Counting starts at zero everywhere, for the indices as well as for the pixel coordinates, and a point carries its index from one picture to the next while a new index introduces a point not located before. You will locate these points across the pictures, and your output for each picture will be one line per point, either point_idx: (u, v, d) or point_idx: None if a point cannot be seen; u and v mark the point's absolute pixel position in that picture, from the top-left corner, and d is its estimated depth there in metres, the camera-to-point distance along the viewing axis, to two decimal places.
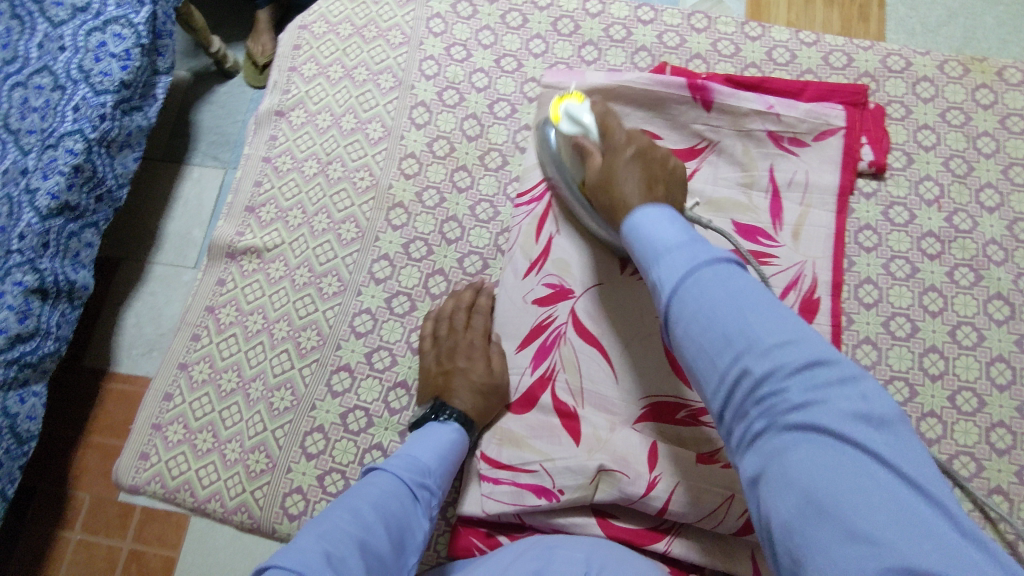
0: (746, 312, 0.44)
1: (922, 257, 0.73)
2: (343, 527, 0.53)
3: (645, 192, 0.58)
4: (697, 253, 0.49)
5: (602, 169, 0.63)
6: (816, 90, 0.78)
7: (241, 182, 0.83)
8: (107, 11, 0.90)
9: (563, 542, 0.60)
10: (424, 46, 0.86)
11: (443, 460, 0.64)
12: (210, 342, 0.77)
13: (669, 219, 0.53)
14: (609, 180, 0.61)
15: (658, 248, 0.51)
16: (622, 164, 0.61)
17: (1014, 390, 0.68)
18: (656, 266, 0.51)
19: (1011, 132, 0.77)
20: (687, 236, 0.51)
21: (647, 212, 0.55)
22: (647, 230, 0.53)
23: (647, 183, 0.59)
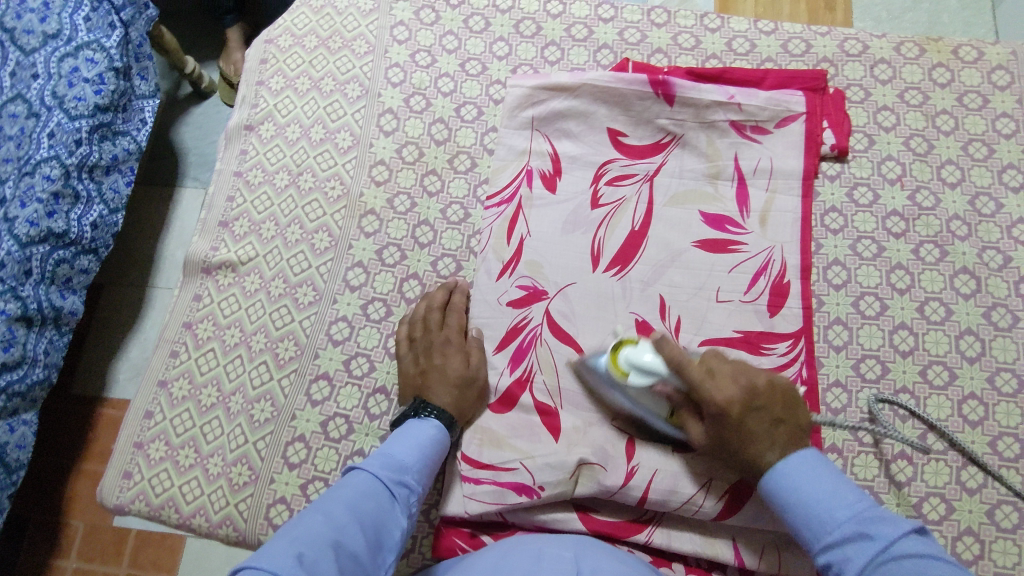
0: (921, 572, 0.48)
1: (888, 236, 0.74)
2: (315, 529, 0.52)
3: (779, 439, 0.59)
4: (867, 531, 0.51)
5: (710, 442, 0.62)
6: (776, 78, 0.79)
7: (213, 198, 0.83)
8: (78, 36, 0.90)
9: (551, 544, 0.59)
10: (389, 54, 0.87)
11: (420, 457, 0.64)
12: (188, 358, 0.77)
13: (821, 474, 0.56)
14: (738, 446, 0.60)
15: (816, 522, 0.54)
16: (759, 426, 0.60)
17: (983, 361, 0.69)
18: (820, 548, 0.53)
19: (969, 108, 0.79)
20: (851, 511, 0.53)
21: (797, 469, 0.57)
22: (797, 489, 0.56)
23: (774, 421, 0.60)
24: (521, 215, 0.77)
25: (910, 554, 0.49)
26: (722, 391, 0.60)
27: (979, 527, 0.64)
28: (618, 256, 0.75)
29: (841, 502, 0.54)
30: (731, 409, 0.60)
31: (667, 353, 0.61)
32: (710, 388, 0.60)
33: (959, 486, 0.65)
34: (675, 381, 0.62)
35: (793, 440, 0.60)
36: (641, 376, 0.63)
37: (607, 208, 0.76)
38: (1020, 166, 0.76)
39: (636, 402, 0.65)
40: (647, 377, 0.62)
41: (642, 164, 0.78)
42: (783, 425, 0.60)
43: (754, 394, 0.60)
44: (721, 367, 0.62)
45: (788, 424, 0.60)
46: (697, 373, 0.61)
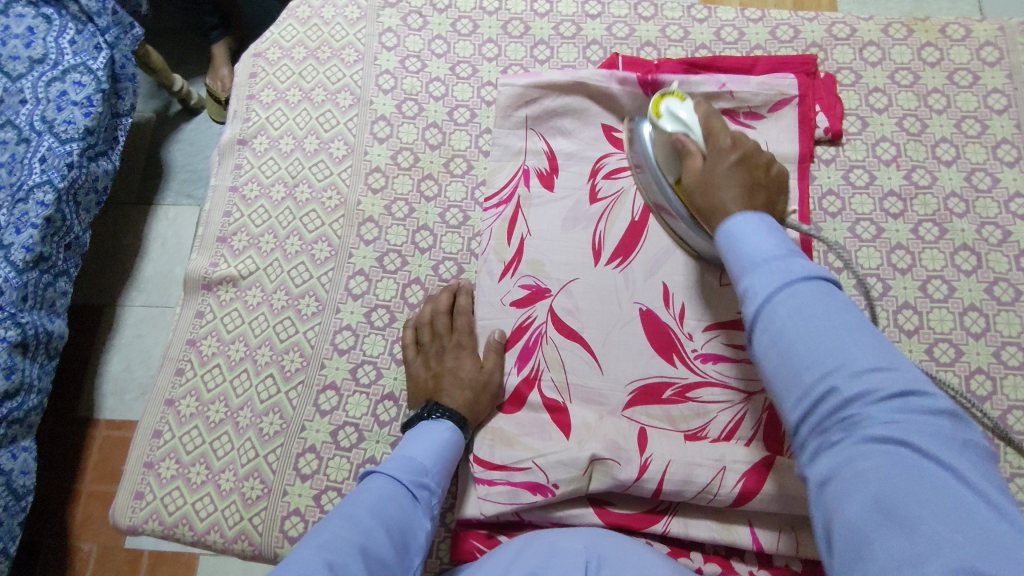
0: (833, 330, 0.44)
1: (886, 217, 0.74)
2: (342, 535, 0.53)
3: (746, 195, 0.61)
4: (789, 263, 0.49)
5: (699, 170, 0.65)
6: (767, 65, 0.79)
7: (210, 214, 0.83)
8: (65, 60, 0.90)
9: (563, 536, 0.59)
10: (378, 61, 0.87)
11: (439, 459, 0.64)
12: (194, 375, 0.77)
13: (766, 229, 0.53)
14: (710, 181, 0.63)
15: (748, 259, 0.51)
16: (725, 168, 0.63)
17: (988, 336, 0.69)
18: (748, 275, 0.50)
19: (960, 86, 0.79)
20: (774, 249, 0.51)
21: (745, 228, 0.54)
22: (738, 244, 0.53)
23: (745, 184, 0.62)
24: (520, 215, 0.77)
25: (831, 301, 0.46)
26: (730, 134, 0.66)
27: None
28: (620, 248, 0.75)
29: (843, 347, 0.43)
30: (738, 142, 0.66)
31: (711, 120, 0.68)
32: (721, 133, 0.66)
33: None
34: (701, 141, 0.68)
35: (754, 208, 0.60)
36: (674, 122, 0.69)
37: (605, 202, 0.77)
38: (1014, 141, 0.76)
39: (657, 165, 0.72)
40: (676, 124, 0.69)
41: None
42: (764, 192, 0.63)
43: (756, 169, 0.64)
44: (725, 139, 0.66)
45: (768, 191, 0.63)
46: (722, 138, 0.66)
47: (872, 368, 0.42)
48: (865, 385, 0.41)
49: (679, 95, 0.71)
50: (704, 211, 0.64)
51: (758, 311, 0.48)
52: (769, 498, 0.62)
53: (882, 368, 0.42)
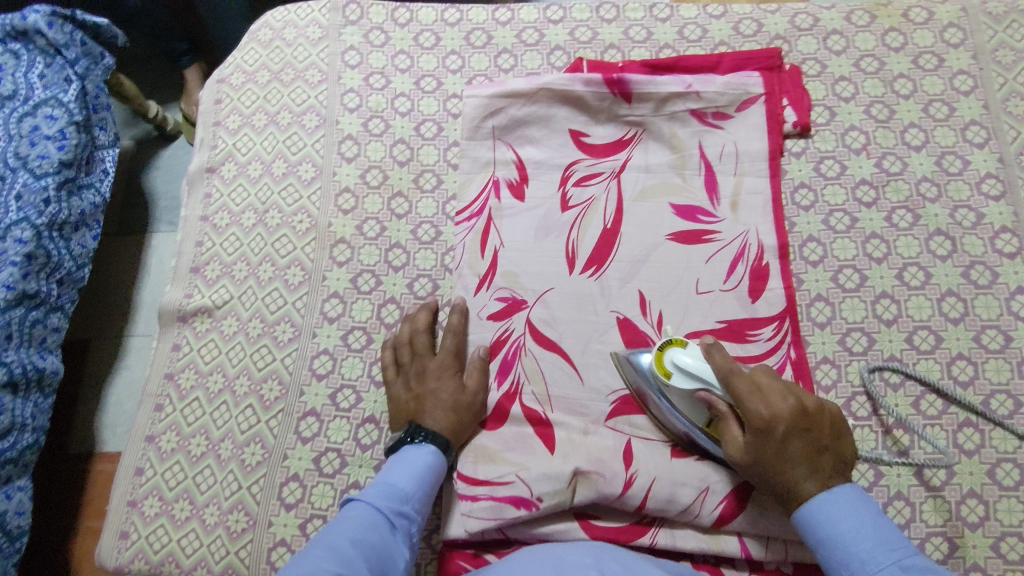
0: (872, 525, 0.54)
1: (859, 207, 0.74)
2: (320, 567, 0.52)
3: (810, 461, 0.57)
4: (898, 559, 0.51)
5: (746, 458, 0.59)
6: (731, 62, 0.79)
7: (181, 245, 0.82)
8: (35, 95, 0.92)
9: (567, 551, 0.59)
10: (342, 80, 0.86)
11: (419, 484, 0.63)
12: (174, 410, 0.76)
13: (855, 503, 0.55)
14: (777, 458, 0.58)
15: (844, 545, 0.53)
16: (790, 449, 0.58)
17: (967, 321, 0.69)
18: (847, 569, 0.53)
19: (925, 69, 0.78)
20: (878, 540, 0.53)
21: (832, 501, 0.56)
22: (826, 510, 0.55)
23: (810, 458, 0.57)
24: (492, 227, 0.76)
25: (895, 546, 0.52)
26: (763, 400, 0.59)
27: (981, 488, 0.63)
28: (594, 256, 0.74)
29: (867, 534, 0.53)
30: (776, 425, 0.58)
31: (718, 360, 0.61)
32: (753, 404, 0.59)
33: (958, 449, 0.65)
34: (725, 399, 0.61)
35: (820, 468, 0.57)
36: (686, 377, 0.63)
37: (577, 210, 0.76)
38: (983, 121, 0.75)
39: (659, 393, 0.65)
40: (691, 381, 0.62)
41: (608, 162, 0.77)
42: (824, 452, 0.58)
43: (803, 415, 0.58)
44: (741, 386, 0.60)
45: (830, 452, 0.58)
46: (745, 387, 0.60)
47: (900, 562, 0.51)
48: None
49: (678, 342, 0.65)
50: (770, 470, 0.58)
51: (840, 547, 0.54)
52: None
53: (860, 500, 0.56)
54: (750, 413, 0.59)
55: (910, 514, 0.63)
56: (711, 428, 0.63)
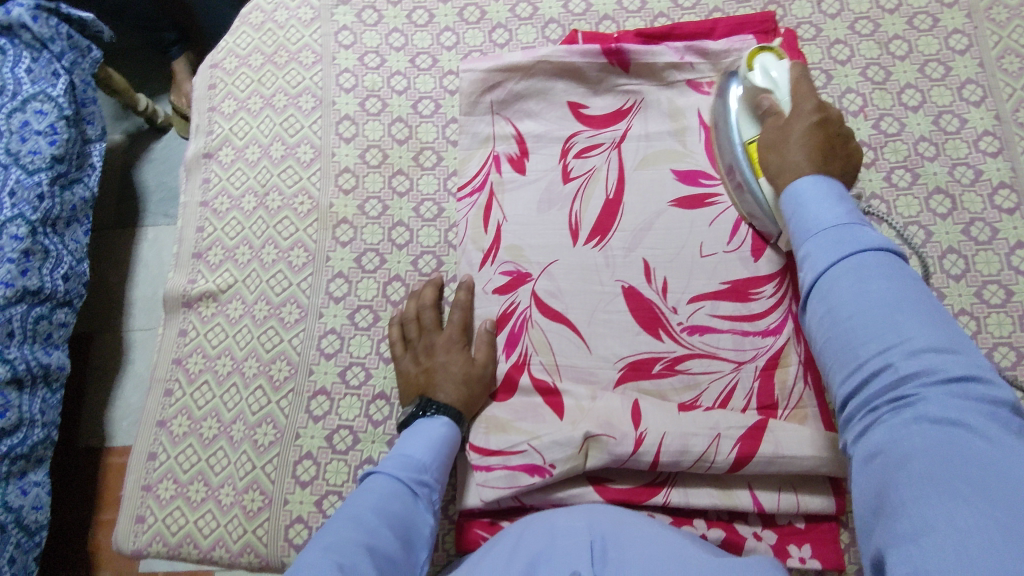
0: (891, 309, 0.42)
1: (859, 167, 0.74)
2: (347, 536, 0.53)
3: (814, 156, 0.57)
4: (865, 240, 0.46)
5: (769, 137, 0.63)
6: (726, 27, 0.79)
7: (182, 231, 0.82)
8: (23, 89, 0.89)
9: (561, 518, 0.59)
10: (337, 61, 0.86)
11: (437, 454, 0.64)
12: (184, 394, 0.76)
13: (836, 195, 0.51)
14: (783, 140, 0.61)
15: (811, 218, 0.51)
16: (802, 126, 0.60)
17: (969, 277, 0.69)
18: (806, 241, 0.50)
19: (920, 30, 0.79)
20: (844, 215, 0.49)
21: (814, 191, 0.52)
22: (798, 190, 0.54)
23: (817, 148, 0.58)
24: (494, 202, 0.77)
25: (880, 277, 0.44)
26: (815, 99, 0.62)
27: None
28: (597, 226, 0.74)
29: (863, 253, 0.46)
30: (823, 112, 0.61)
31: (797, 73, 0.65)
32: (800, 92, 0.63)
33: None
34: (781, 97, 0.64)
35: (825, 170, 0.57)
36: (767, 77, 0.66)
37: (579, 180, 0.76)
38: (979, 80, 0.76)
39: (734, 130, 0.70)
40: (763, 79, 0.66)
41: (607, 133, 0.78)
42: (834, 158, 0.58)
43: (841, 137, 0.59)
44: (807, 103, 0.62)
45: (845, 168, 0.58)
46: (806, 103, 0.62)
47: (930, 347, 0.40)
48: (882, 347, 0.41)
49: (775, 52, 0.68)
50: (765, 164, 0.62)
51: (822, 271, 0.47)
52: (765, 459, 0.62)
53: (943, 349, 0.40)
54: (800, 102, 0.62)
55: None
56: (751, 141, 0.68)
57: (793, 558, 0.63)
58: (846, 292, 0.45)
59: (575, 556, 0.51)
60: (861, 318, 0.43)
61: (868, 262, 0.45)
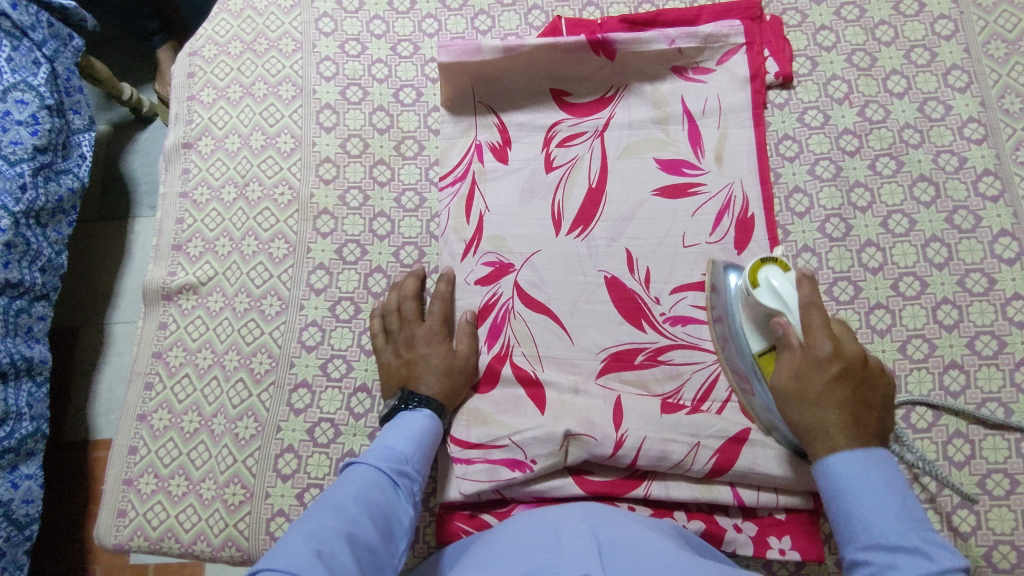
0: (895, 542, 0.49)
1: (843, 155, 0.74)
2: (328, 523, 0.51)
3: (846, 430, 0.56)
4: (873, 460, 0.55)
5: (790, 374, 0.59)
6: (711, 14, 0.78)
7: (162, 222, 0.81)
8: (4, 78, 0.87)
9: (565, 517, 0.58)
10: (317, 48, 0.84)
11: (418, 446, 0.63)
12: (164, 388, 0.75)
13: (874, 463, 0.54)
14: (799, 393, 0.59)
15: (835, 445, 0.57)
16: (820, 381, 0.58)
17: (952, 266, 0.69)
18: (839, 500, 0.54)
19: (906, 15, 0.78)
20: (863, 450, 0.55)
21: (859, 459, 0.54)
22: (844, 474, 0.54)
23: (846, 414, 0.57)
24: (476, 191, 0.76)
25: (902, 533, 0.49)
26: (828, 336, 0.58)
27: (967, 428, 0.64)
28: (580, 216, 0.74)
29: (885, 523, 0.50)
30: (841, 355, 0.58)
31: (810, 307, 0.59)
32: (817, 338, 0.58)
33: (944, 391, 0.66)
34: (795, 326, 0.60)
35: (849, 421, 0.56)
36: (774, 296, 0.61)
37: (561, 170, 0.75)
38: (964, 66, 0.75)
39: (739, 329, 0.65)
40: (774, 299, 0.61)
41: (591, 121, 0.77)
42: (848, 403, 0.57)
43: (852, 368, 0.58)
44: (815, 319, 0.59)
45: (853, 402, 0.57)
46: (818, 347, 0.58)
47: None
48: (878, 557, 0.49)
49: (781, 263, 0.63)
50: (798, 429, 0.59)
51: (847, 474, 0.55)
52: (745, 452, 0.62)
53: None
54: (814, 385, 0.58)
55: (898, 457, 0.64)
56: (766, 356, 0.63)
57: (772, 549, 0.63)
58: (882, 558, 0.49)
59: (582, 555, 0.50)
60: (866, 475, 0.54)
61: (917, 556, 0.47)
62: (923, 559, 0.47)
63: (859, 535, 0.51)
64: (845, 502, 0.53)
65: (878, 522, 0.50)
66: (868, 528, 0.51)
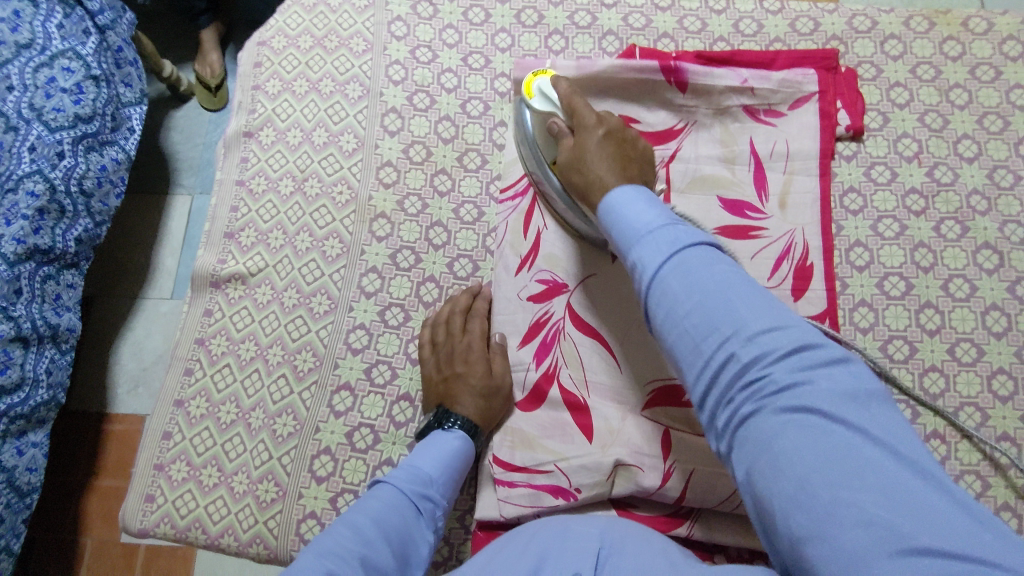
0: (721, 287, 0.46)
1: (908, 214, 0.74)
2: (343, 546, 0.52)
3: (620, 170, 0.61)
4: (676, 237, 0.50)
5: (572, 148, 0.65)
6: (787, 59, 0.78)
7: (216, 209, 0.81)
8: (52, 45, 0.84)
9: (575, 521, 0.56)
10: (388, 52, 0.84)
11: (445, 470, 0.63)
12: (204, 375, 0.75)
13: (646, 202, 0.54)
14: (584, 147, 0.63)
15: (631, 237, 0.52)
16: (594, 141, 0.63)
17: (1010, 336, 0.69)
18: (634, 249, 0.52)
19: (982, 81, 0.78)
20: (661, 220, 0.52)
21: (622, 198, 0.55)
22: (620, 213, 0.54)
23: (619, 162, 0.62)
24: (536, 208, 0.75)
25: (713, 269, 0.47)
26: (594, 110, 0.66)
27: (1016, 502, 0.64)
28: None
29: (653, 218, 0.52)
30: (584, 148, 0.64)
31: (575, 104, 0.67)
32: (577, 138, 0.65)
33: (994, 463, 0.66)
34: (567, 122, 0.68)
35: (630, 178, 0.61)
36: (545, 100, 0.69)
37: None
38: None
39: (535, 143, 0.72)
40: (547, 104, 0.69)
41: (657, 152, 0.76)
42: (636, 165, 0.63)
43: (621, 143, 0.64)
44: (586, 116, 0.65)
45: (639, 168, 0.63)
46: (585, 116, 0.65)
47: (766, 330, 0.44)
48: (759, 347, 0.43)
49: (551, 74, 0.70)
50: (584, 185, 0.63)
51: (648, 284, 0.49)
52: None
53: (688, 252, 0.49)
54: (578, 132, 0.65)
55: None
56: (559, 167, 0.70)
57: None
58: (676, 276, 0.48)
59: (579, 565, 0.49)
60: (695, 305, 0.46)
61: (705, 264, 0.47)
62: (706, 262, 0.48)
63: (636, 238, 0.52)
64: (619, 232, 0.54)
65: (682, 296, 0.47)
66: (645, 245, 0.51)
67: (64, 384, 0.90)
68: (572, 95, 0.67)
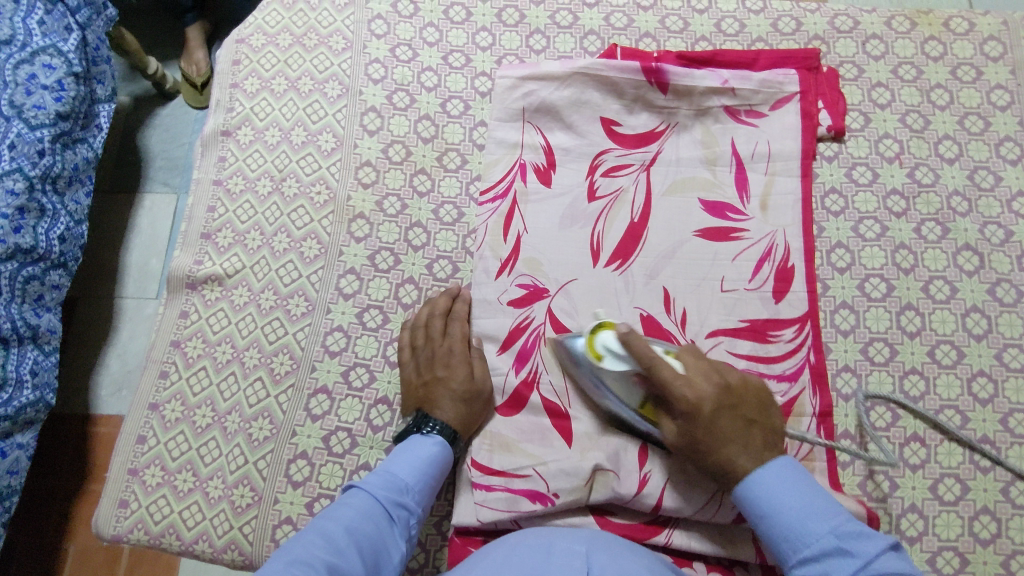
0: None
1: (889, 216, 0.73)
2: (311, 553, 0.52)
3: (755, 449, 0.59)
4: (846, 548, 0.53)
5: (678, 433, 0.61)
6: (769, 59, 0.78)
7: (193, 209, 0.79)
8: (33, 41, 0.83)
9: (561, 535, 0.57)
10: (368, 50, 0.83)
11: (422, 476, 0.62)
12: (179, 378, 0.74)
13: (787, 482, 0.57)
14: (695, 411, 0.59)
15: (793, 538, 0.55)
16: (710, 408, 0.59)
17: (990, 338, 0.69)
18: (799, 550, 0.55)
19: (963, 81, 0.78)
20: (828, 529, 0.54)
21: (763, 479, 0.57)
22: (768, 500, 0.57)
23: (745, 426, 0.60)
24: (516, 211, 0.74)
25: (903, 573, 0.51)
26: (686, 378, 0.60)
27: (994, 505, 0.64)
28: (618, 250, 0.72)
29: (819, 520, 0.55)
30: (700, 408, 0.59)
31: (637, 351, 0.60)
32: (676, 383, 0.60)
33: (973, 466, 0.65)
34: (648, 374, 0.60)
35: (763, 445, 0.59)
36: (615, 361, 0.62)
37: (604, 200, 0.74)
38: (1017, 138, 0.75)
39: (590, 371, 0.64)
40: (618, 364, 0.61)
41: (638, 153, 0.76)
42: (755, 425, 0.60)
43: (724, 394, 0.60)
44: (665, 373, 0.59)
45: (759, 423, 0.60)
46: (666, 372, 0.59)
47: None
48: None
49: (607, 325, 0.63)
50: (689, 450, 0.60)
51: None
52: None
53: (846, 548, 0.53)
54: (673, 399, 0.60)
55: (922, 527, 0.64)
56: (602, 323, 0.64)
57: None
58: None
59: None
60: None
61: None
62: (881, 564, 0.51)
63: (799, 552, 0.54)
64: (773, 523, 0.56)
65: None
66: (793, 540, 0.55)
67: (51, 385, 0.88)
68: (649, 351, 0.60)
